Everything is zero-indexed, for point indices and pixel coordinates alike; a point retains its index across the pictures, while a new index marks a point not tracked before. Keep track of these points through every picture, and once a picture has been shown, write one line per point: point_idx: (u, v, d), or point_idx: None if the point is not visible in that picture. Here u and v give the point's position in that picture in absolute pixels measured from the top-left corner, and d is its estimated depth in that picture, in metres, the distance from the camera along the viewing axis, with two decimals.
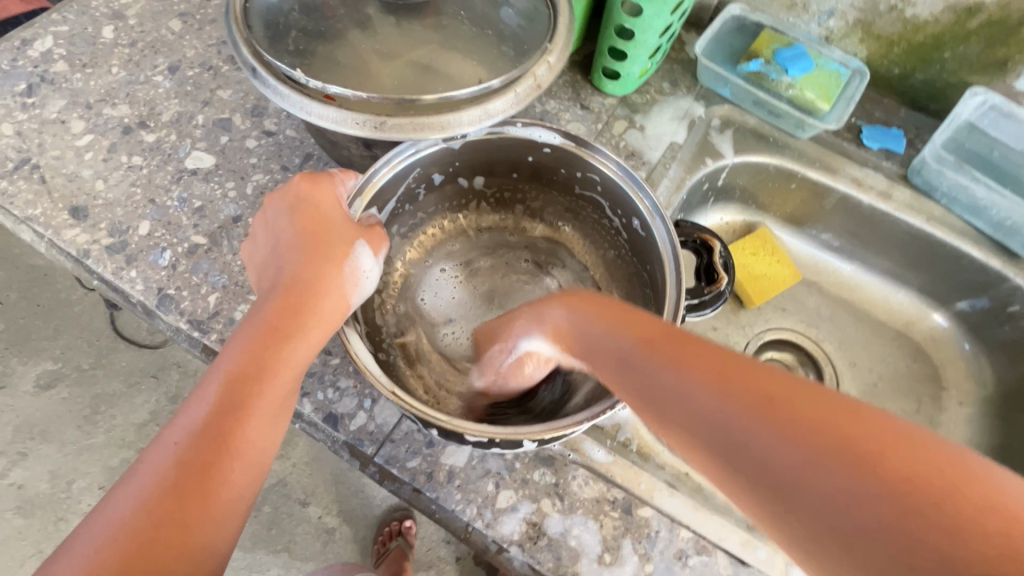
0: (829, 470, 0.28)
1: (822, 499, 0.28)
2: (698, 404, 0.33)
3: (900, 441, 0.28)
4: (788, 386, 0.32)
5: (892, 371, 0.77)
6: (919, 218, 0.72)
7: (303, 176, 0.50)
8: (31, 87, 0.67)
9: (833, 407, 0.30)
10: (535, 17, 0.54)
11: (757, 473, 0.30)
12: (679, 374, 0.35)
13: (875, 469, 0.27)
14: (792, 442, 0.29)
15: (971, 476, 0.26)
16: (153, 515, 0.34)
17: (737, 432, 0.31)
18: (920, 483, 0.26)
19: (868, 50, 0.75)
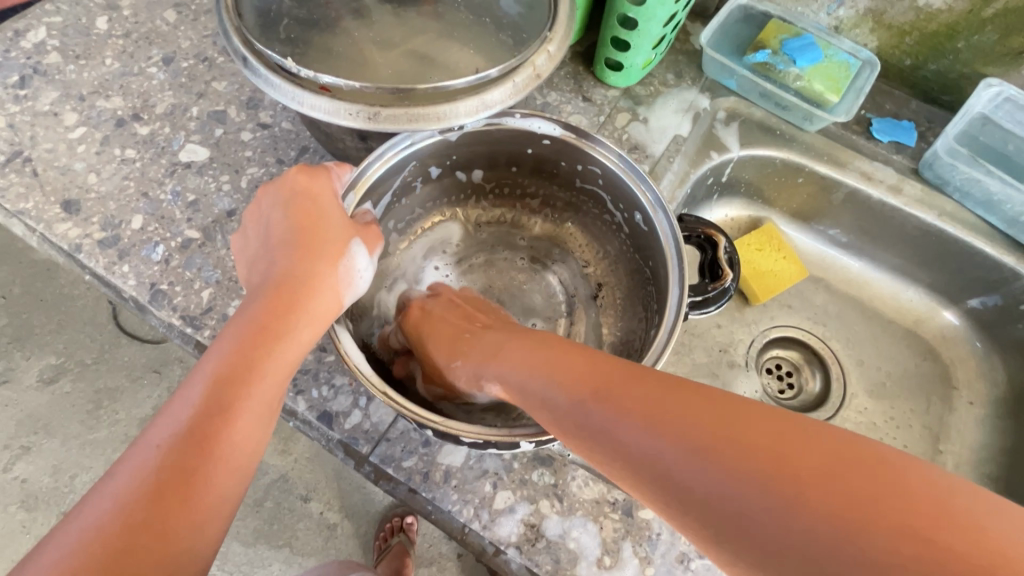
0: (793, 513, 0.27)
1: (789, 545, 0.27)
2: (652, 453, 0.32)
3: (854, 464, 0.28)
4: (736, 420, 0.31)
5: (901, 370, 0.76)
6: (930, 213, 0.70)
7: (299, 168, 0.49)
8: (24, 78, 0.66)
9: (764, 435, 0.30)
10: (535, 4, 0.53)
11: (720, 526, 0.29)
12: (621, 419, 0.35)
13: (834, 499, 0.27)
14: (748, 486, 0.29)
15: (897, 476, 0.27)
16: (132, 518, 0.33)
17: (694, 484, 0.30)
18: (879, 509, 0.26)
19: (879, 40, 0.73)
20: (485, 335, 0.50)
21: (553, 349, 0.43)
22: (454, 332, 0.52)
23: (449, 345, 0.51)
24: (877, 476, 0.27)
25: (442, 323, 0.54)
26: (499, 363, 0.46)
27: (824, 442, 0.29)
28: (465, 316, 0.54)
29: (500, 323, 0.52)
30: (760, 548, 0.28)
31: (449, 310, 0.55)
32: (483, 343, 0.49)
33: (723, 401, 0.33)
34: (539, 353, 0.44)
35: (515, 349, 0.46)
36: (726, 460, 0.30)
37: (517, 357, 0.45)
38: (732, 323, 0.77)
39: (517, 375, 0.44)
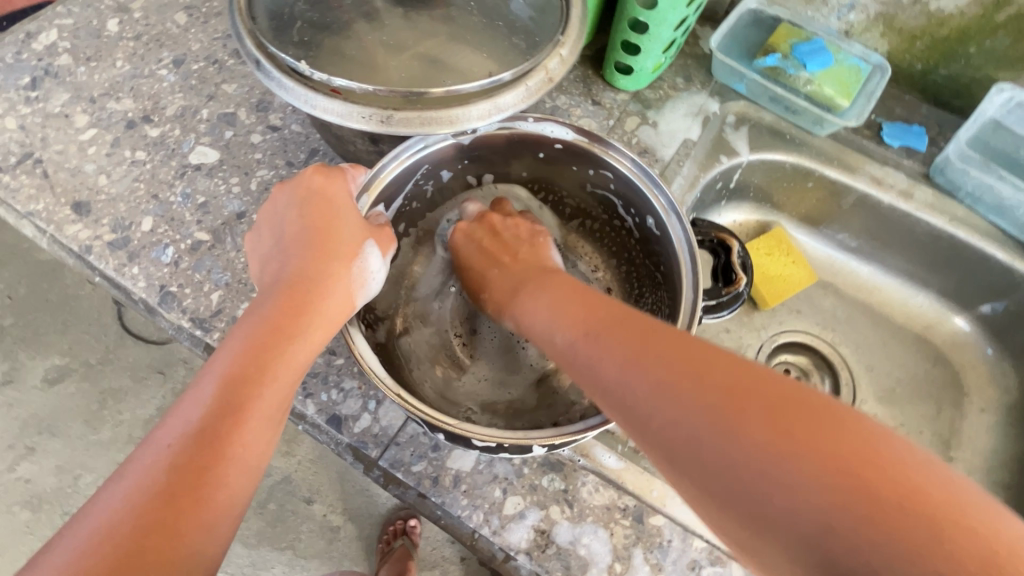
0: (736, 436, 0.31)
1: (723, 462, 0.32)
2: (625, 382, 0.37)
3: (804, 403, 0.32)
4: (708, 357, 0.35)
5: (911, 376, 0.75)
6: (941, 218, 0.70)
7: (315, 169, 0.49)
8: (35, 80, 0.67)
9: (726, 368, 0.34)
10: (547, 8, 0.53)
11: (671, 448, 0.34)
12: (604, 351, 0.40)
13: (777, 428, 0.31)
14: (704, 414, 0.33)
15: (833, 414, 0.31)
16: (141, 519, 0.32)
17: (655, 410, 0.35)
18: (813, 442, 0.30)
19: (890, 44, 0.73)
20: (508, 274, 0.55)
21: (558, 292, 0.48)
22: (489, 264, 0.57)
23: (483, 278, 0.57)
24: (822, 415, 0.31)
25: (480, 253, 0.58)
26: (516, 302, 0.51)
27: (783, 382, 0.33)
28: (499, 246, 0.57)
29: (525, 258, 0.56)
30: (702, 463, 0.32)
31: (483, 234, 0.59)
32: (507, 281, 0.54)
33: (702, 342, 0.37)
34: (546, 296, 0.48)
35: (529, 290, 0.50)
36: (689, 389, 0.34)
37: (529, 299, 0.49)
38: (740, 328, 0.77)
39: (528, 313, 0.49)
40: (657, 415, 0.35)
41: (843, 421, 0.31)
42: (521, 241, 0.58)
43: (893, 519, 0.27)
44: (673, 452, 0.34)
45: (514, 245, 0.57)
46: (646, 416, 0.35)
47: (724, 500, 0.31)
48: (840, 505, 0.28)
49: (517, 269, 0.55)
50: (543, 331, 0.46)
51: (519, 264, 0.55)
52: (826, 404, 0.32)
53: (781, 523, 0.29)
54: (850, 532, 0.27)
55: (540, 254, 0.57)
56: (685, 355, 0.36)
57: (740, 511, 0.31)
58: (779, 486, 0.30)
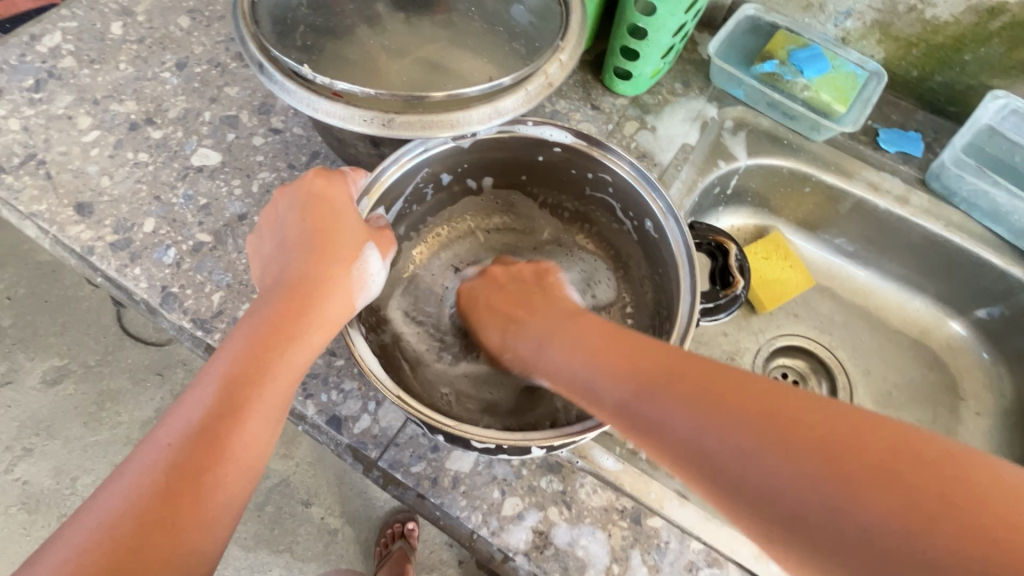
0: (849, 503, 0.29)
1: (822, 516, 0.30)
2: (708, 445, 0.34)
3: (910, 455, 0.30)
4: (790, 413, 0.33)
5: (908, 381, 0.76)
6: (937, 223, 0.70)
7: (316, 172, 0.50)
8: (38, 82, 0.67)
9: (799, 410, 0.33)
10: (548, 14, 0.53)
11: (759, 503, 0.32)
12: (664, 400, 0.38)
13: (892, 490, 0.29)
14: (807, 479, 0.31)
15: (919, 448, 0.30)
16: (141, 517, 0.33)
17: (734, 462, 0.33)
18: (910, 482, 0.29)
19: (886, 51, 0.74)
20: (528, 326, 0.52)
21: (598, 340, 0.46)
22: (501, 321, 0.55)
23: (499, 333, 0.55)
24: (934, 468, 0.29)
25: (489, 309, 0.56)
26: (542, 357, 0.49)
27: (878, 432, 0.31)
28: (509, 298, 0.56)
29: (541, 305, 0.54)
30: (818, 536, 0.30)
31: (493, 292, 0.58)
32: (528, 335, 0.52)
33: (777, 393, 0.35)
34: (585, 344, 0.46)
35: (558, 340, 0.48)
36: (783, 452, 0.32)
37: (564, 350, 0.47)
38: (738, 332, 0.77)
39: (564, 367, 0.46)
40: (736, 469, 0.33)
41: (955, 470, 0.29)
42: (531, 289, 0.57)
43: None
44: (781, 524, 0.31)
45: (526, 293, 0.56)
46: (740, 484, 0.33)
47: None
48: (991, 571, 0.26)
49: (534, 320, 0.52)
50: (584, 380, 0.44)
51: (538, 311, 0.53)
52: (929, 448, 0.30)
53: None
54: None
55: (553, 295, 0.55)
56: (752, 400, 0.35)
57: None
58: (913, 556, 0.27)
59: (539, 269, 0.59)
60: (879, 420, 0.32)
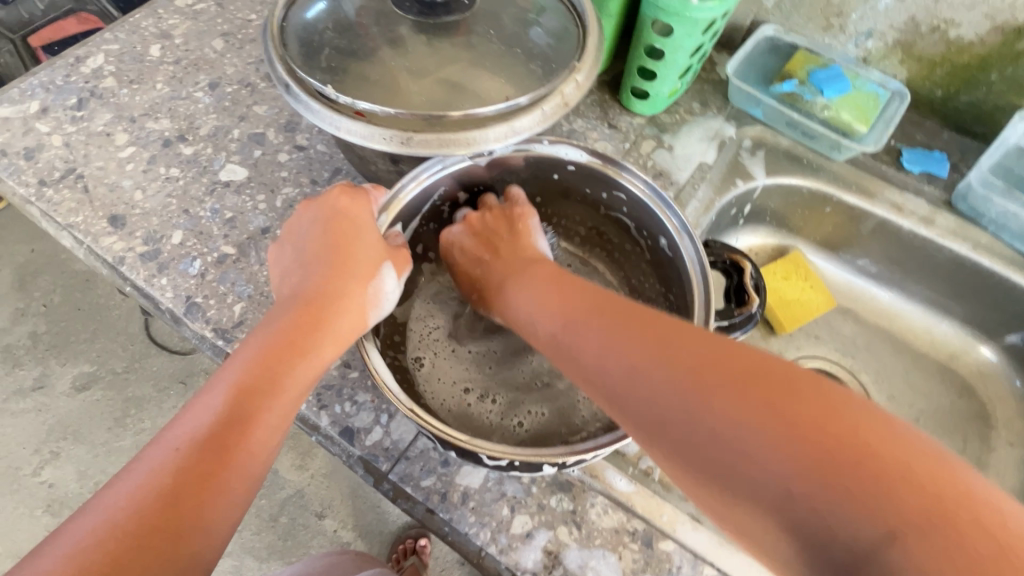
0: (706, 409, 0.33)
1: (691, 428, 0.33)
2: (610, 365, 0.39)
3: (780, 381, 0.32)
4: (683, 340, 0.37)
5: (935, 406, 0.73)
6: (964, 245, 0.69)
7: (340, 189, 0.51)
8: (81, 101, 0.71)
9: (695, 340, 0.36)
10: (565, 36, 0.55)
11: (645, 415, 0.36)
12: (586, 332, 0.42)
13: (752, 405, 0.32)
14: (676, 389, 0.35)
15: (797, 377, 0.32)
16: (146, 519, 0.33)
17: (631, 383, 0.37)
18: (776, 403, 0.31)
19: (909, 71, 0.73)
20: (493, 269, 0.56)
21: (543, 286, 0.49)
22: (473, 264, 0.57)
23: (471, 278, 0.57)
24: (794, 390, 0.32)
25: (463, 252, 0.58)
26: (502, 296, 0.52)
27: (753, 358, 0.34)
28: (481, 246, 0.57)
29: (508, 253, 0.56)
30: (676, 436, 0.34)
31: (467, 237, 0.58)
32: (493, 278, 0.55)
33: (681, 328, 0.38)
34: (536, 287, 0.50)
35: (517, 283, 0.52)
36: (663, 368, 0.36)
37: (520, 288, 0.51)
38: None
39: (517, 307, 0.50)
40: (632, 384, 0.37)
41: (814, 391, 0.31)
42: (500, 232, 0.57)
43: (851, 479, 0.28)
44: (651, 428, 0.35)
45: (493, 238, 0.57)
46: (627, 397, 0.37)
47: (699, 472, 0.33)
48: (805, 471, 0.29)
49: (498, 267, 0.55)
50: (527, 320, 0.48)
51: (503, 260, 0.56)
52: (794, 375, 0.33)
53: (753, 492, 0.31)
54: (813, 494, 0.29)
55: (521, 243, 0.57)
56: (660, 332, 0.38)
57: (711, 481, 0.32)
58: (748, 455, 0.31)
59: (511, 214, 0.58)
60: (759, 351, 0.35)
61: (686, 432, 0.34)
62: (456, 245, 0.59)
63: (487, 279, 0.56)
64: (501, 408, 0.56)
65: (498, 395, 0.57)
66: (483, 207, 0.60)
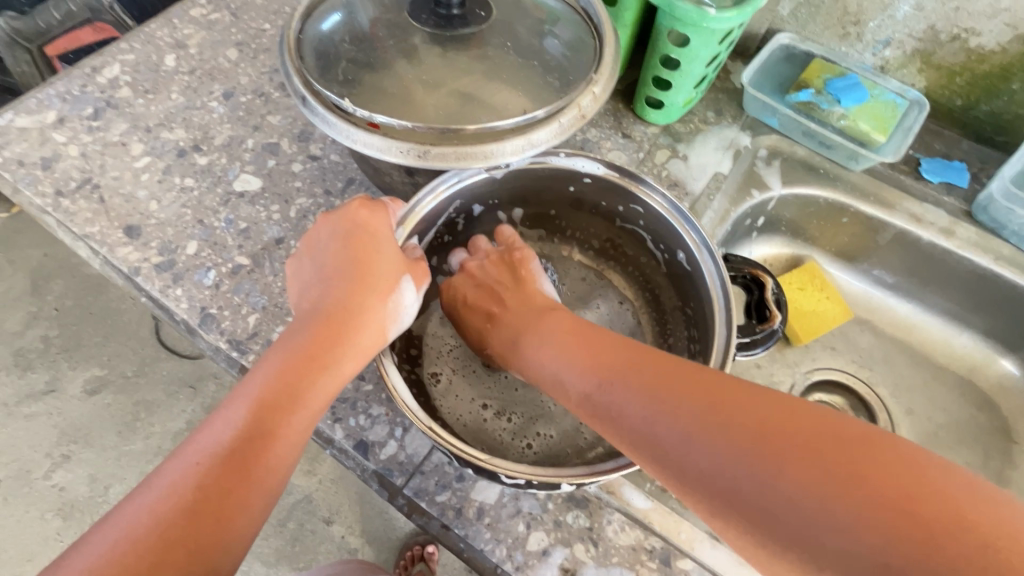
0: (777, 477, 0.32)
1: (762, 498, 0.33)
2: (660, 428, 0.38)
3: (835, 442, 0.33)
4: (736, 402, 0.36)
5: (955, 420, 0.72)
6: (985, 256, 0.68)
7: (359, 201, 0.51)
8: (96, 111, 0.71)
9: (741, 400, 0.36)
10: (581, 48, 0.54)
11: (710, 487, 0.35)
12: (626, 394, 0.41)
13: (818, 470, 0.32)
14: (745, 459, 0.34)
15: (849, 435, 0.33)
16: (164, 536, 0.33)
17: (686, 450, 0.36)
18: (842, 467, 0.31)
19: (927, 80, 0.72)
20: (503, 322, 0.54)
21: (570, 336, 0.48)
22: (480, 318, 0.56)
23: (478, 334, 0.55)
24: (863, 454, 0.32)
25: (467, 306, 0.57)
26: (518, 349, 0.51)
27: (802, 418, 0.34)
28: (486, 296, 0.56)
29: (515, 301, 0.55)
30: (749, 508, 0.33)
31: (471, 288, 0.57)
32: (503, 334, 0.53)
33: (722, 386, 0.38)
34: (560, 337, 0.49)
35: (535, 333, 0.51)
36: (723, 435, 0.35)
37: (541, 339, 0.50)
38: (773, 365, 0.74)
39: (539, 359, 0.49)
40: (689, 452, 0.36)
41: (879, 453, 0.32)
42: (504, 282, 0.57)
43: (942, 547, 0.28)
44: (716, 499, 0.34)
45: (497, 287, 0.56)
46: (683, 465, 0.36)
47: (776, 545, 0.32)
48: (888, 537, 0.29)
49: (508, 316, 0.54)
50: (555, 373, 0.47)
51: (511, 312, 0.54)
52: (847, 433, 0.33)
53: (838, 563, 0.30)
54: (902, 560, 0.28)
55: (526, 291, 0.56)
56: (703, 391, 0.38)
57: (797, 556, 0.31)
58: (832, 527, 0.30)
59: (510, 260, 0.58)
60: (802, 407, 0.35)
61: (755, 503, 0.33)
62: (460, 298, 0.57)
63: (496, 331, 0.54)
64: (514, 424, 0.55)
65: (513, 409, 0.56)
66: (478, 252, 0.60)
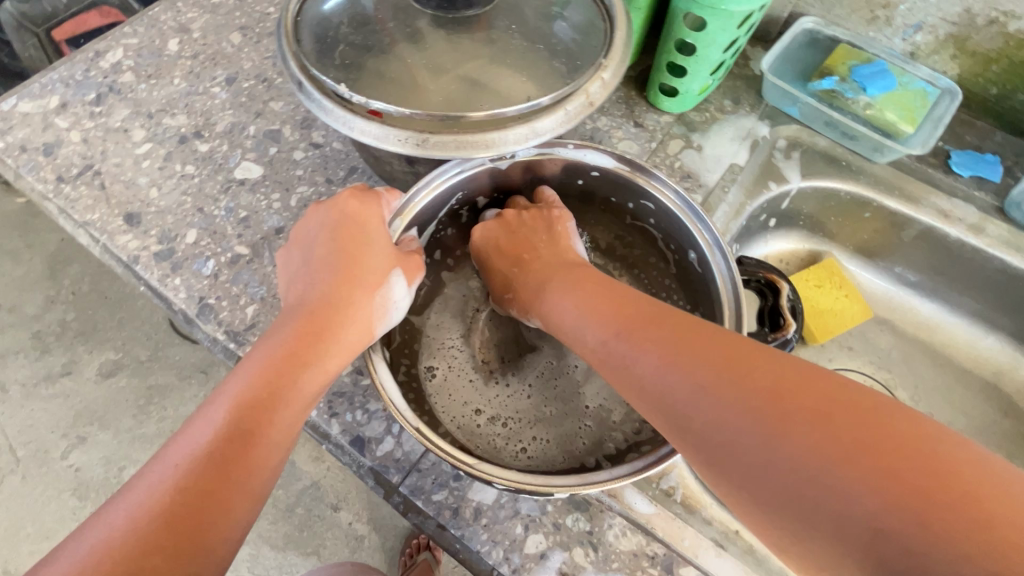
0: (742, 414, 0.33)
1: (728, 434, 0.34)
2: (642, 368, 0.39)
3: (811, 387, 0.33)
4: (758, 365, 0.35)
5: (978, 427, 0.69)
6: (1017, 256, 0.64)
7: (351, 192, 0.50)
8: (99, 96, 0.70)
9: (724, 344, 0.37)
10: (591, 31, 0.52)
11: (681, 421, 0.36)
12: (613, 335, 0.42)
13: (785, 411, 0.32)
14: (714, 396, 0.35)
15: (828, 383, 0.33)
16: (141, 543, 0.32)
17: (663, 386, 0.37)
18: (811, 410, 0.32)
19: (961, 67, 0.68)
20: (531, 272, 0.53)
21: (590, 291, 0.47)
22: (509, 263, 0.55)
23: (505, 280, 0.55)
24: (847, 404, 0.32)
25: (499, 252, 0.56)
26: (540, 301, 0.50)
27: (783, 365, 0.35)
28: (518, 246, 0.55)
29: (547, 254, 0.54)
30: (716, 445, 0.34)
31: (502, 236, 0.56)
32: (530, 280, 0.52)
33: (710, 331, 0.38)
34: (564, 282, 0.50)
35: (551, 281, 0.50)
36: (699, 373, 0.36)
37: (553, 286, 0.50)
38: None
39: (557, 309, 0.48)
40: (665, 388, 0.37)
41: (858, 403, 0.32)
42: (538, 234, 0.55)
43: (904, 493, 0.28)
44: (688, 434, 0.36)
45: (530, 237, 0.54)
46: (659, 398, 0.37)
47: (738, 480, 0.33)
48: (845, 477, 0.29)
49: (538, 267, 0.53)
50: (554, 316, 0.48)
51: (541, 261, 0.53)
52: (827, 384, 0.33)
53: (794, 498, 0.31)
54: (855, 500, 0.29)
55: (560, 248, 0.54)
56: (688, 334, 0.39)
57: (754, 487, 0.32)
58: (790, 462, 0.31)
59: (549, 216, 0.56)
60: (786, 357, 0.35)
61: (721, 437, 0.34)
62: (492, 246, 0.56)
63: (526, 288, 0.52)
64: (511, 426, 0.54)
65: (514, 410, 0.55)
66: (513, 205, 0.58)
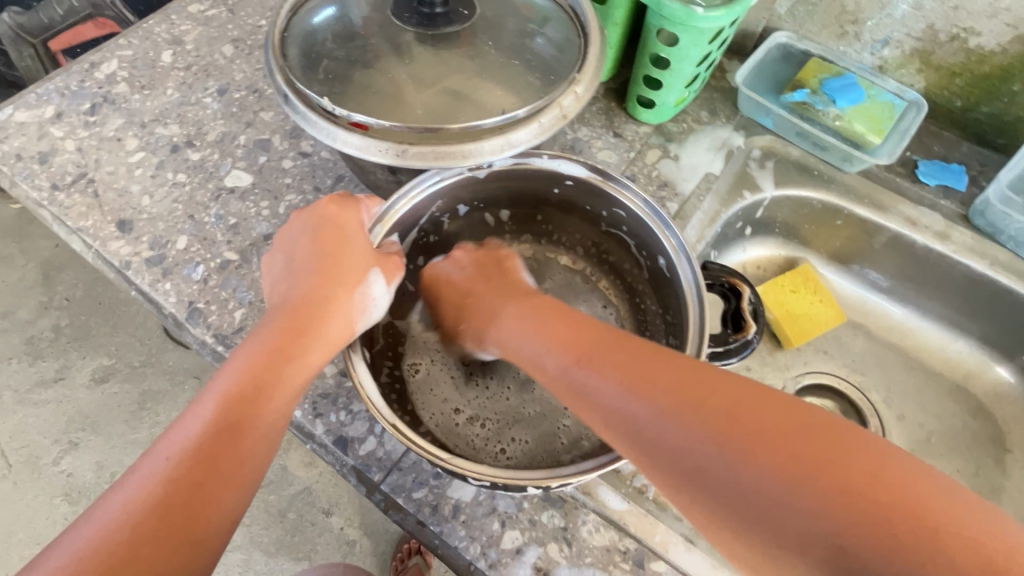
0: (704, 436, 0.35)
1: (693, 455, 0.35)
2: (607, 393, 0.40)
3: (760, 408, 0.35)
4: (713, 387, 0.37)
5: (948, 428, 0.71)
6: (980, 262, 0.67)
7: (330, 198, 0.52)
8: (94, 106, 0.72)
9: (681, 368, 0.39)
10: (566, 47, 0.54)
11: (647, 442, 0.37)
12: (579, 360, 0.44)
13: (742, 433, 0.34)
14: (678, 419, 0.36)
15: (774, 403, 0.35)
16: (136, 532, 0.34)
17: (629, 410, 0.39)
18: (765, 430, 0.34)
19: (927, 81, 0.70)
20: (483, 298, 0.55)
21: (556, 316, 0.49)
22: (461, 293, 0.57)
23: (457, 308, 0.57)
24: (794, 422, 0.34)
25: (450, 285, 0.58)
26: (495, 323, 0.52)
27: (735, 388, 0.37)
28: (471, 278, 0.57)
29: (498, 285, 0.56)
30: (681, 467, 0.35)
31: (455, 272, 0.58)
32: (483, 305, 0.55)
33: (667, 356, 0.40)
34: (528, 307, 0.51)
35: (505, 308, 0.53)
36: (662, 397, 0.38)
37: (507, 311, 0.52)
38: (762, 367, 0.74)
39: (520, 333, 0.49)
40: (631, 412, 0.38)
41: (803, 421, 0.34)
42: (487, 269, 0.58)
43: (851, 502, 0.30)
44: (653, 456, 0.37)
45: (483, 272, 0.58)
46: (626, 422, 0.39)
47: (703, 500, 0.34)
48: (801, 491, 0.32)
49: (489, 294, 0.55)
50: (517, 340, 0.50)
51: (493, 288, 0.56)
52: (774, 403, 0.35)
53: (757, 515, 0.32)
54: (811, 513, 0.31)
55: (511, 279, 0.57)
56: (649, 361, 0.40)
57: (719, 505, 0.34)
58: (750, 480, 0.33)
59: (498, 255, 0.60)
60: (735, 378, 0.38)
61: (686, 459, 0.35)
62: (443, 280, 0.58)
63: (480, 312, 0.54)
64: (490, 426, 0.56)
65: (493, 411, 0.56)
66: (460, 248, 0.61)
